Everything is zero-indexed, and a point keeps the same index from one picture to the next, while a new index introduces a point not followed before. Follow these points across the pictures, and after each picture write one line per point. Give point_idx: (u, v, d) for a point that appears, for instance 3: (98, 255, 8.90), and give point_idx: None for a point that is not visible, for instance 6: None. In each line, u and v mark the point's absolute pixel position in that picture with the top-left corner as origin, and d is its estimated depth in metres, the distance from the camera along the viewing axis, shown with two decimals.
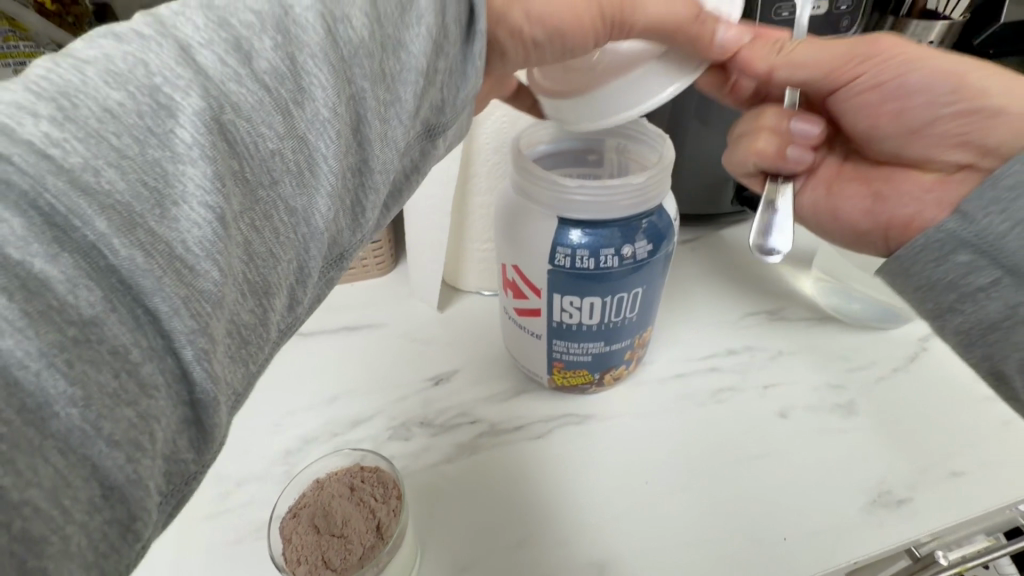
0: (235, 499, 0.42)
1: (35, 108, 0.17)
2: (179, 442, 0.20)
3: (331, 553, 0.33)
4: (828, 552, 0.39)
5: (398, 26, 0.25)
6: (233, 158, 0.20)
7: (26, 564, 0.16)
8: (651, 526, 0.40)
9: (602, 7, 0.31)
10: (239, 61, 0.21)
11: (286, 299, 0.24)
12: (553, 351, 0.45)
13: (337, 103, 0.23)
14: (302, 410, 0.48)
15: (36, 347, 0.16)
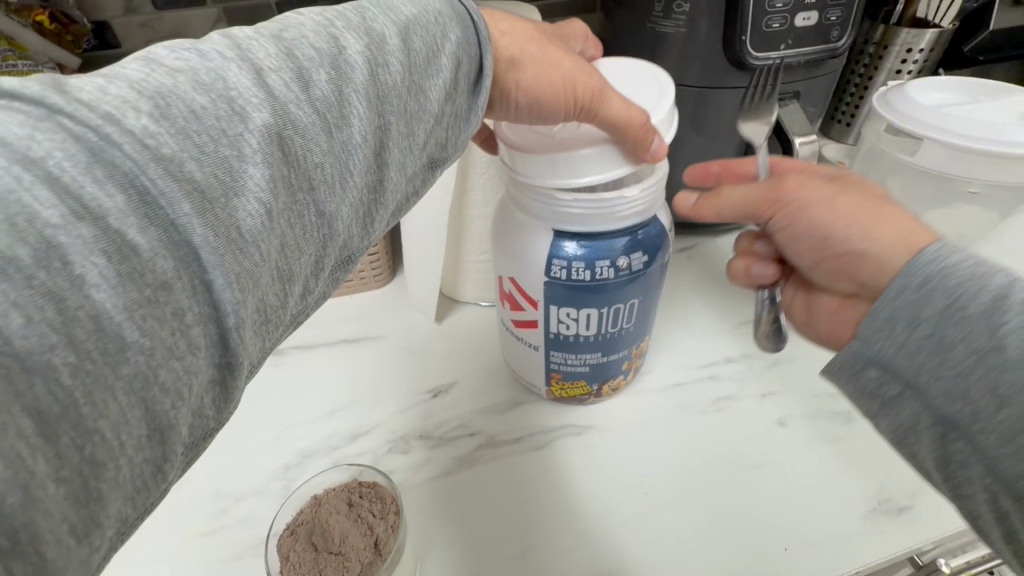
0: (233, 515, 0.42)
1: (136, 104, 0.19)
2: (208, 401, 0.23)
3: (328, 570, 0.33)
4: (829, 561, 0.39)
5: (427, 72, 0.29)
6: (286, 165, 0.23)
7: (87, 484, 0.18)
8: (652, 537, 0.40)
9: (572, 92, 0.34)
10: (300, 84, 0.23)
11: (302, 293, 0.27)
12: (551, 362, 0.45)
13: (369, 121, 0.26)
14: (300, 424, 0.48)
15: (119, 300, 0.18)
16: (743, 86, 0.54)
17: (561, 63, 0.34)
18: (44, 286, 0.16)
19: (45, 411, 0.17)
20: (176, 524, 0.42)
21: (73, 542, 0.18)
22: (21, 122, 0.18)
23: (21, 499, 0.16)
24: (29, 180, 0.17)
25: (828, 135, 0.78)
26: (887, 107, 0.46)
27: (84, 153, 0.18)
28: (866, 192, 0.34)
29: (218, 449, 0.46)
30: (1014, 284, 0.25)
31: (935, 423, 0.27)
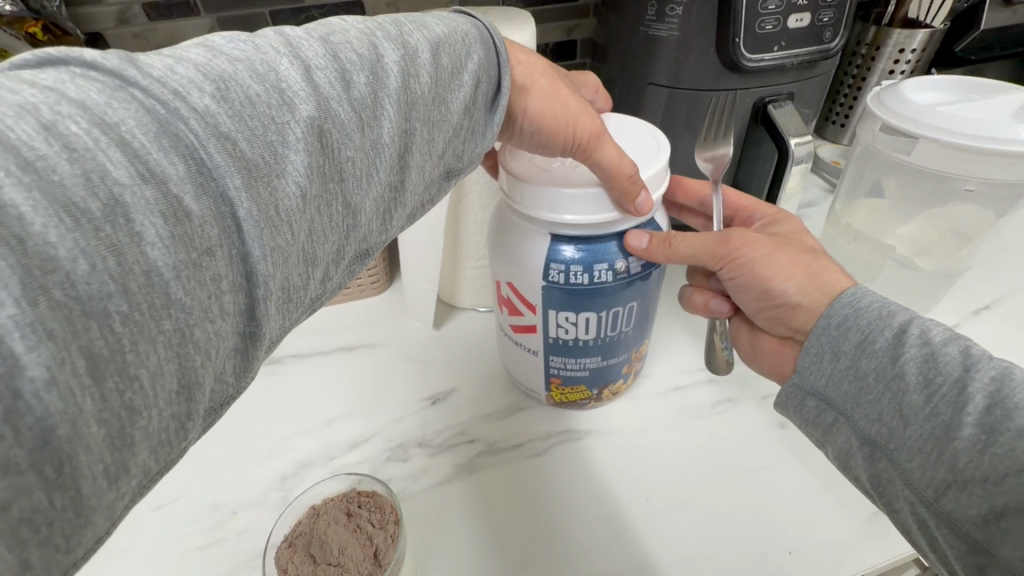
0: (232, 527, 0.42)
1: (200, 85, 0.20)
2: (229, 365, 0.23)
3: None
4: (833, 564, 0.38)
5: (452, 85, 0.30)
6: (322, 156, 0.24)
7: (123, 430, 0.18)
8: (656, 540, 0.40)
9: (570, 135, 0.35)
10: (341, 84, 0.24)
11: (321, 278, 0.27)
12: (550, 367, 0.45)
13: (400, 119, 0.27)
14: (299, 434, 0.48)
15: (171, 259, 0.18)
16: (738, 88, 0.54)
17: (567, 99, 0.35)
18: (109, 239, 0.17)
19: (96, 353, 0.17)
20: (175, 539, 0.41)
21: (105, 484, 0.18)
22: (100, 91, 0.19)
23: (69, 433, 0.16)
24: (104, 141, 0.18)
25: (823, 135, 0.78)
26: (881, 108, 0.46)
27: (152, 123, 0.19)
28: (800, 251, 0.40)
29: (216, 460, 0.46)
30: (912, 321, 0.31)
31: (863, 445, 0.31)
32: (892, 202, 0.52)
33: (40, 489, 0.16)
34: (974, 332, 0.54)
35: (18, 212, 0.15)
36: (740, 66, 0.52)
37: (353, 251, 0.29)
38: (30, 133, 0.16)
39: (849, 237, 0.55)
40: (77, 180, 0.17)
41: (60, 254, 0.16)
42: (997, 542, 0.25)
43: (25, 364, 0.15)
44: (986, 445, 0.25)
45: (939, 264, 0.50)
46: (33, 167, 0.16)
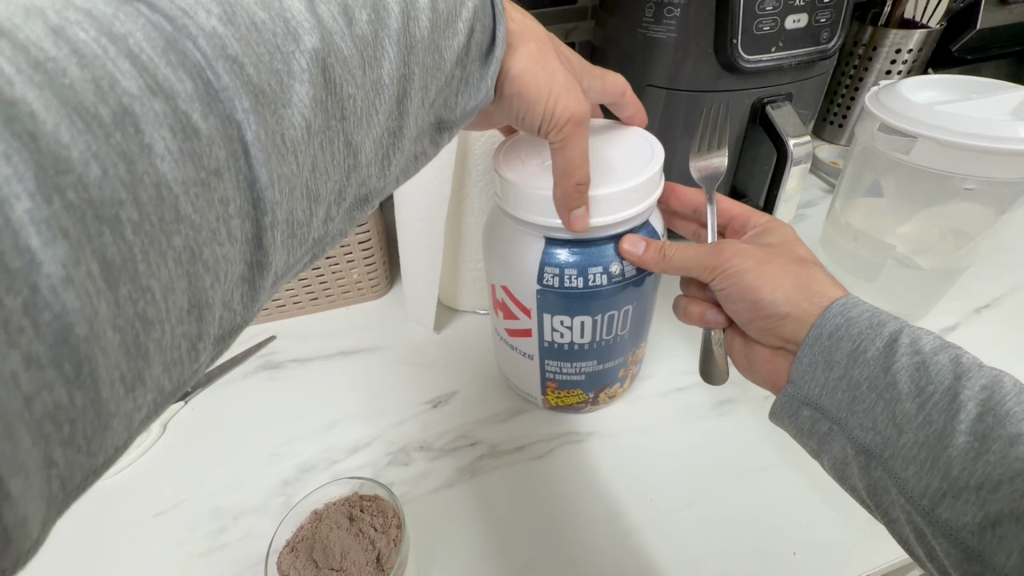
0: (234, 531, 0.42)
1: (207, 6, 0.20)
2: (238, 296, 0.23)
3: None
4: (838, 565, 0.38)
5: (447, 33, 0.30)
6: (325, 92, 0.24)
7: (136, 338, 0.18)
8: (658, 543, 0.40)
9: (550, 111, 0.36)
10: (344, 20, 0.24)
11: (324, 218, 0.27)
12: (546, 370, 0.45)
13: (398, 59, 0.27)
14: (300, 439, 0.48)
15: (180, 173, 0.18)
16: (737, 90, 0.55)
17: (555, 72, 0.36)
18: (119, 145, 0.17)
19: (110, 257, 0.16)
20: (174, 546, 0.41)
21: (122, 391, 0.18)
22: (105, 3, 0.18)
23: (87, 332, 0.16)
24: (112, 51, 0.17)
25: (821, 136, 0.79)
26: (880, 107, 0.46)
27: (160, 38, 0.19)
28: (788, 260, 0.41)
29: (217, 465, 0.46)
30: (902, 330, 0.31)
31: (858, 453, 0.31)
32: (891, 202, 0.52)
33: (61, 386, 0.15)
34: (977, 331, 0.54)
35: (31, 109, 0.15)
36: (738, 66, 0.52)
37: (354, 194, 0.29)
38: (41, 36, 0.17)
39: (848, 236, 0.55)
40: (87, 86, 0.17)
41: (72, 156, 0.16)
42: (991, 548, 0.25)
43: (42, 262, 0.15)
44: (979, 454, 0.26)
45: (939, 262, 0.50)
46: (45, 68, 0.16)
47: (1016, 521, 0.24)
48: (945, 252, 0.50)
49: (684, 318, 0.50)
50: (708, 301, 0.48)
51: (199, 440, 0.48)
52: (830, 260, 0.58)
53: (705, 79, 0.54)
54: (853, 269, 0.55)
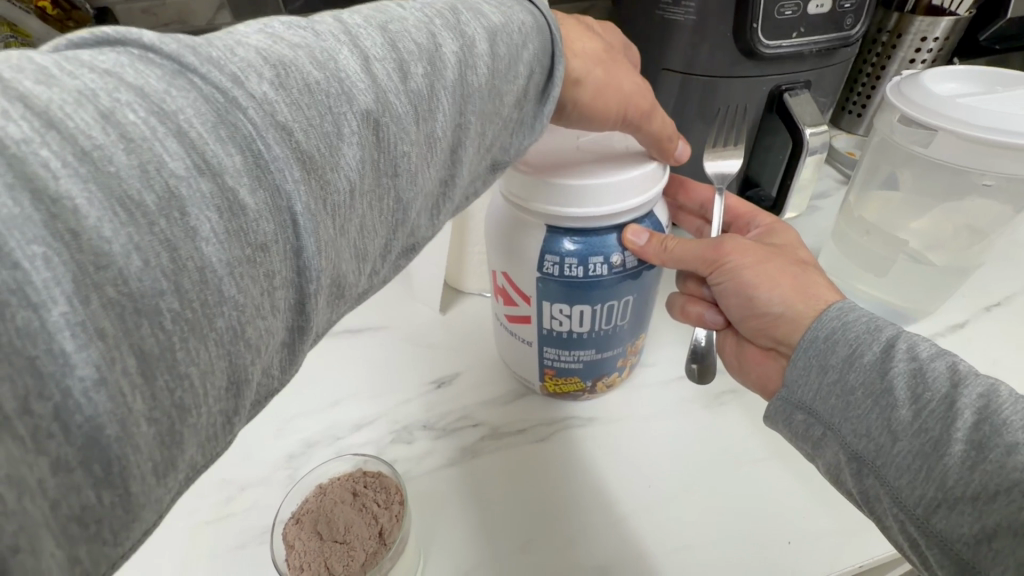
0: (240, 502, 0.43)
1: (259, 69, 0.20)
2: (276, 361, 0.23)
3: (333, 559, 0.32)
4: (836, 552, 0.39)
5: (509, 76, 0.29)
6: (376, 150, 0.23)
7: (172, 428, 0.18)
8: (654, 533, 0.40)
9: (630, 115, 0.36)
10: (399, 75, 0.24)
11: (369, 271, 0.27)
12: (545, 358, 0.45)
13: (452, 109, 0.26)
14: (304, 415, 0.48)
15: (224, 257, 0.18)
16: (754, 76, 0.54)
17: (621, 81, 0.35)
18: (162, 234, 0.17)
19: (146, 352, 0.17)
20: (183, 513, 0.42)
21: (154, 480, 0.18)
22: (157, 77, 0.18)
23: (119, 431, 0.16)
24: (133, 101, 0.17)
25: (838, 126, 0.77)
26: (902, 99, 0.44)
27: (211, 112, 0.19)
28: (786, 260, 0.41)
29: None
30: (899, 336, 0.32)
31: (851, 460, 0.31)
32: (907, 195, 0.51)
33: (88, 483, 0.16)
34: (987, 328, 0.53)
35: (74, 204, 0.15)
36: (754, 50, 0.51)
37: (391, 252, 0.28)
38: (88, 122, 0.16)
39: (861, 230, 0.54)
40: (134, 172, 0.16)
41: (114, 250, 0.16)
42: (985, 562, 0.26)
43: (75, 364, 0.15)
44: (976, 462, 0.26)
45: (952, 258, 0.50)
46: (90, 157, 0.16)
47: (1012, 535, 0.25)
48: (958, 248, 0.49)
49: (676, 314, 0.49)
50: (704, 299, 0.48)
51: None
52: (838, 252, 0.56)
53: (722, 64, 0.53)
54: (863, 262, 0.54)
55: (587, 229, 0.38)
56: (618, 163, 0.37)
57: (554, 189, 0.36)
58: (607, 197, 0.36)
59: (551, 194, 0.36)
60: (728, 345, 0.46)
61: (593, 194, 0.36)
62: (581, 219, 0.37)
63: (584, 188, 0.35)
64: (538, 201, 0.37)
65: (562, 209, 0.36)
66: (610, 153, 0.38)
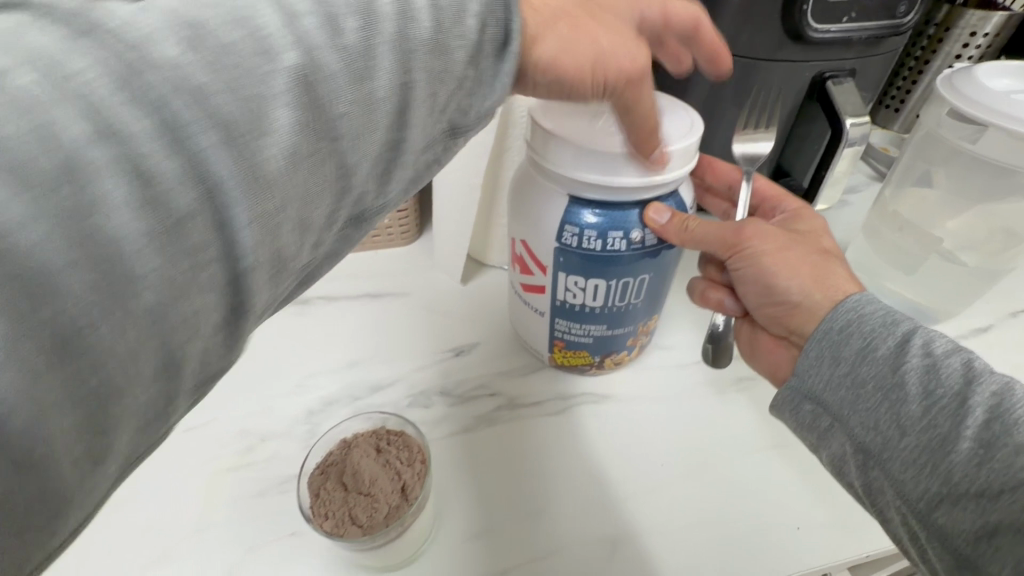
0: (260, 453, 0.44)
1: (170, 31, 0.18)
2: (213, 349, 0.20)
3: (357, 510, 0.33)
4: (842, 541, 0.39)
5: (456, 31, 0.25)
6: (308, 111, 0.20)
7: (94, 415, 0.16)
8: (660, 512, 0.40)
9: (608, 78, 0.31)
10: (328, 30, 0.20)
11: (313, 245, 0.23)
12: (556, 329, 0.45)
13: (399, 63, 0.22)
14: (324, 373, 0.49)
15: (136, 226, 0.16)
16: (796, 61, 0.52)
17: (599, 36, 0.31)
18: (63, 204, 0.15)
19: (61, 330, 0.15)
20: (204, 459, 0.43)
21: (78, 476, 0.17)
22: (54, 36, 0.16)
23: (27, 417, 0.15)
24: (50, 95, 0.16)
25: (873, 120, 0.75)
26: (956, 94, 0.43)
27: (120, 68, 0.17)
28: (805, 250, 0.40)
29: (245, 391, 0.48)
30: (914, 331, 0.32)
31: (855, 451, 0.32)
32: (943, 193, 0.50)
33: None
34: (1013, 334, 0.52)
35: None
36: (800, 34, 0.49)
37: (342, 222, 0.24)
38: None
39: (894, 225, 0.53)
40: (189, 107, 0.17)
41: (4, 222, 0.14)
42: (985, 560, 0.26)
43: None
44: (982, 461, 0.26)
45: (984, 260, 0.49)
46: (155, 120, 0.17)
47: (1013, 534, 0.24)
48: (992, 251, 0.48)
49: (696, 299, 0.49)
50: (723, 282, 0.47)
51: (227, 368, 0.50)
52: (867, 246, 0.56)
53: (765, 47, 0.51)
54: (891, 258, 0.53)
55: (603, 197, 0.37)
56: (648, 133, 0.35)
57: (573, 151, 0.35)
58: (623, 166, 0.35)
59: (569, 155, 0.35)
60: (743, 331, 0.46)
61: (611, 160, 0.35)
62: (596, 185, 0.36)
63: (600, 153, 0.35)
64: (556, 161, 0.36)
65: (578, 171, 0.36)
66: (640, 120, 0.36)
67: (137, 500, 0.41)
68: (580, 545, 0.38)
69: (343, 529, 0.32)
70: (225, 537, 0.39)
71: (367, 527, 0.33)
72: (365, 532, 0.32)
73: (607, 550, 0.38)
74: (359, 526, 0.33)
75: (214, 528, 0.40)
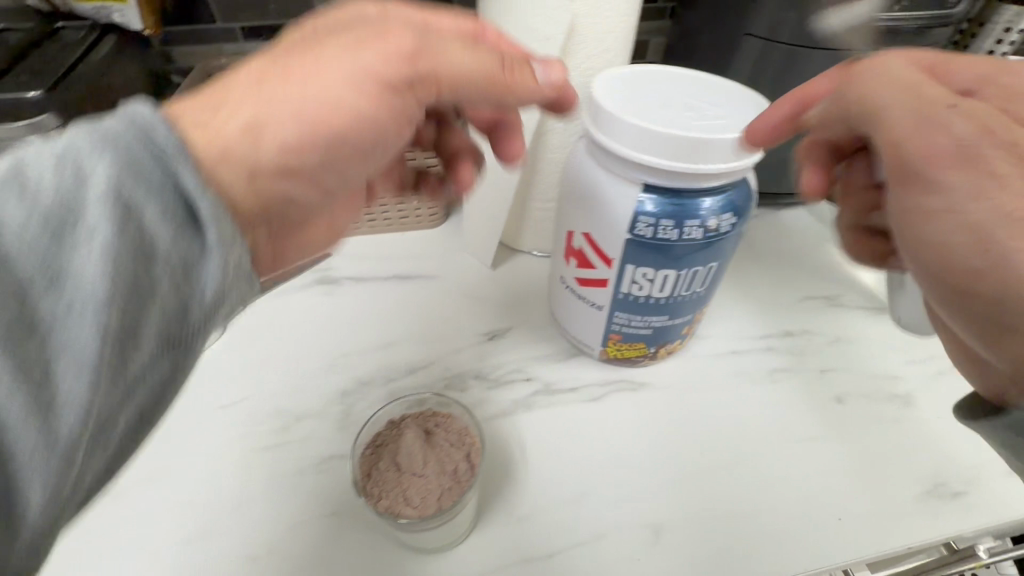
0: (294, 432, 0.43)
1: None
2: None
3: (410, 490, 0.32)
4: (884, 534, 0.39)
5: (147, 187, 0.21)
6: (1, 350, 0.18)
7: None
8: (702, 500, 0.40)
9: (387, 81, 0.29)
10: (30, 250, 0.19)
11: (86, 469, 0.22)
12: (613, 323, 0.44)
13: (118, 254, 0.20)
14: (357, 354, 0.49)
15: None
16: (843, 50, 0.51)
17: (336, 87, 0.28)
18: None
19: None
20: (238, 437, 0.43)
21: None
22: None
23: None
24: None
25: None
26: None
27: None
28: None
29: (276, 371, 0.47)
30: None
31: None
32: None
33: None
34: None
35: None
36: (849, 22, 0.48)
37: (107, 422, 0.21)
38: None
39: None
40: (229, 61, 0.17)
41: None
42: None
43: None
44: None
45: None
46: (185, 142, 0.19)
47: None
48: None
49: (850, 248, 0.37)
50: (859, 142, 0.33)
51: (257, 347, 0.49)
52: None
53: (811, 35, 0.51)
54: None
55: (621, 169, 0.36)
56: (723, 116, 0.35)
57: (602, 116, 0.35)
58: (643, 137, 0.34)
59: (600, 119, 0.36)
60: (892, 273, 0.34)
61: (631, 129, 0.34)
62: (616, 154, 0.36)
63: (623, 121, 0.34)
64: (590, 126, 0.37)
65: (603, 136, 0.36)
66: (707, 104, 0.35)
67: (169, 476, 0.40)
68: (623, 530, 0.38)
69: (396, 508, 0.31)
70: (260, 515, 0.38)
71: (421, 509, 0.31)
72: (419, 514, 0.31)
73: (649, 537, 0.38)
74: (413, 506, 0.32)
75: (249, 505, 0.39)
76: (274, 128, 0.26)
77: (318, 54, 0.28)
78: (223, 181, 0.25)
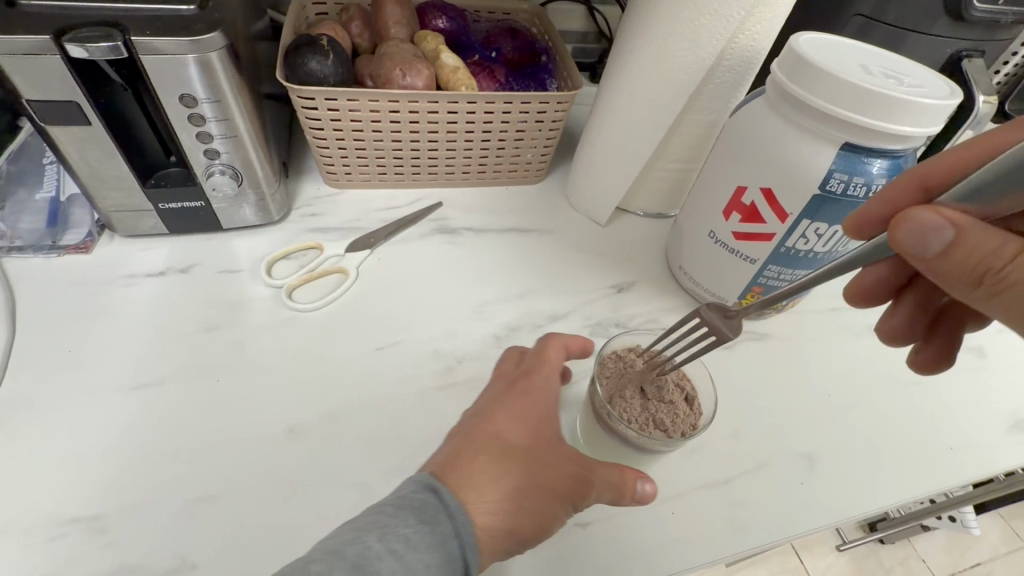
0: (460, 374, 0.44)
1: None
2: None
3: (658, 415, 0.36)
4: (986, 463, 0.45)
5: None
6: None
7: None
8: (841, 433, 0.45)
9: (569, 498, 0.31)
10: None
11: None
12: (761, 276, 0.46)
13: None
14: (498, 301, 0.50)
15: None
16: (944, 36, 0.56)
17: (554, 453, 0.32)
18: None
19: None
20: (406, 375, 0.43)
21: None
22: None
23: None
24: None
25: None
26: None
27: None
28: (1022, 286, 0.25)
29: (419, 317, 0.48)
30: None
31: None
32: None
33: None
34: None
35: None
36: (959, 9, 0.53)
37: None
38: None
39: None
40: None
41: None
42: None
43: None
44: None
45: None
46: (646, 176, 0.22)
47: None
48: None
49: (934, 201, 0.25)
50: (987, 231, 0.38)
51: (394, 291, 0.49)
52: None
53: (921, 19, 0.55)
54: None
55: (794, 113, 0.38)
56: (917, 87, 0.37)
57: (792, 63, 0.38)
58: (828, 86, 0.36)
59: (789, 65, 0.38)
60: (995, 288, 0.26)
61: (817, 76, 0.36)
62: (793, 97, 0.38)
63: (812, 67, 0.37)
64: (777, 73, 0.39)
65: (786, 78, 0.38)
66: (900, 75, 0.38)
67: (351, 411, 0.41)
68: (780, 460, 0.42)
69: (649, 429, 0.35)
70: None
71: (670, 430, 0.36)
72: (670, 435, 0.35)
73: (806, 464, 0.43)
74: (663, 428, 0.35)
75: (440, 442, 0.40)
76: (503, 463, 0.30)
77: (537, 381, 0.35)
78: (488, 484, 0.29)
